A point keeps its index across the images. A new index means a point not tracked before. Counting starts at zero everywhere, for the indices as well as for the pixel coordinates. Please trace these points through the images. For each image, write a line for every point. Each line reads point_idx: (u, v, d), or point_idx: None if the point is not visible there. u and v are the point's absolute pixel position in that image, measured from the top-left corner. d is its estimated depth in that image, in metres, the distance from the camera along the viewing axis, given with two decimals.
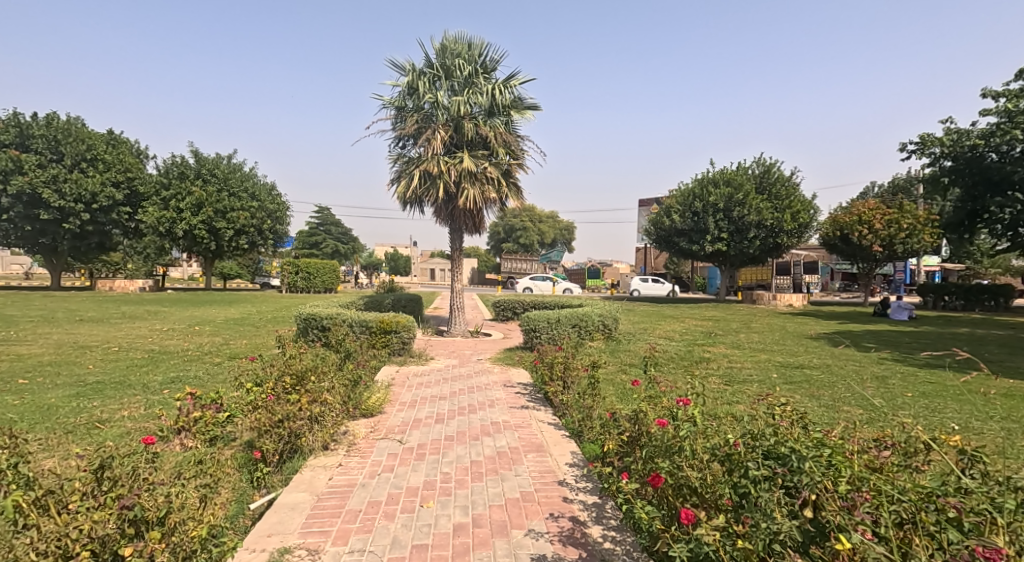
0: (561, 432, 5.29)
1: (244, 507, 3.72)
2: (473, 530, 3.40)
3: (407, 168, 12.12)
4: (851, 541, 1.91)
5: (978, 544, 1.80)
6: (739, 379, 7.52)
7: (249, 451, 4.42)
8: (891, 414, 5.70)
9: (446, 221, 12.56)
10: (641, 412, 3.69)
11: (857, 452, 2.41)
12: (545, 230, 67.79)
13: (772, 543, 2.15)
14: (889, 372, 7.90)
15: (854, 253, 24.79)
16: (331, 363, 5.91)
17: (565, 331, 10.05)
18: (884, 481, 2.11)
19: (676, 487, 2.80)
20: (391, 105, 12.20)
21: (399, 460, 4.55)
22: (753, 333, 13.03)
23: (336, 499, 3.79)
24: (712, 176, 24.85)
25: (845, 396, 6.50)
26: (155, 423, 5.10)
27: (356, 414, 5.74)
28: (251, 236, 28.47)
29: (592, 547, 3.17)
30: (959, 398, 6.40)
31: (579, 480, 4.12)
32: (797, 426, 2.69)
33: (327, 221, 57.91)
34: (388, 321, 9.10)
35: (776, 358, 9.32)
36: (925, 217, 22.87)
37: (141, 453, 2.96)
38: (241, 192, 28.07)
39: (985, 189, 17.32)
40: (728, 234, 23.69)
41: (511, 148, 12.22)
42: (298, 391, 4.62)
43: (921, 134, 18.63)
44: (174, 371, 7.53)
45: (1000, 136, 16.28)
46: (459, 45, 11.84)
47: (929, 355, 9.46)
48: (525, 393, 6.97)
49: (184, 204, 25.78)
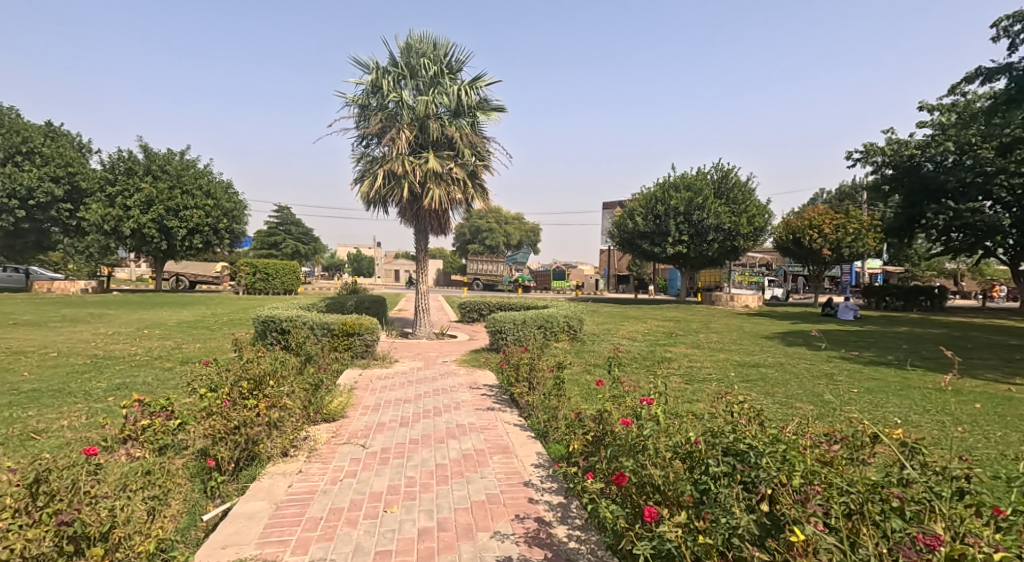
0: (526, 434, 5.28)
1: (196, 518, 3.56)
2: (439, 534, 3.35)
3: (370, 167, 11.91)
4: (804, 533, 1.93)
5: (920, 532, 1.84)
6: (698, 378, 7.70)
7: (202, 461, 4.25)
8: (839, 410, 5.93)
9: (411, 221, 12.39)
10: (605, 412, 3.71)
11: (810, 447, 2.46)
12: (510, 231, 68.28)
13: (731, 538, 2.17)
14: (837, 369, 8.25)
15: (805, 257, 25.71)
16: (290, 366, 5.70)
17: (530, 333, 10.04)
18: (834, 475, 2.18)
19: (640, 485, 2.84)
20: (354, 104, 11.98)
21: (363, 465, 4.45)
22: (711, 334, 13.34)
23: (296, 507, 3.68)
24: (672, 182, 25.40)
25: (797, 393, 6.73)
26: (97, 433, 4.85)
27: (317, 419, 5.59)
28: (206, 235, 27.19)
29: (558, 547, 3.16)
30: (899, 393, 6.72)
31: (545, 480, 4.12)
32: (755, 423, 2.77)
33: (287, 220, 55.77)
34: (351, 323, 8.92)
35: (734, 357, 9.58)
36: (869, 222, 23.83)
37: (82, 465, 2.77)
38: (195, 189, 26.77)
39: (923, 198, 18.32)
40: (688, 237, 24.14)
41: (477, 149, 12.17)
42: (256, 397, 4.46)
43: (865, 142, 19.71)
44: (120, 378, 7.17)
45: (936, 147, 17.82)
46: (424, 44, 11.76)
47: (873, 353, 9.97)
48: (492, 395, 6.92)
49: (131, 202, 24.72)
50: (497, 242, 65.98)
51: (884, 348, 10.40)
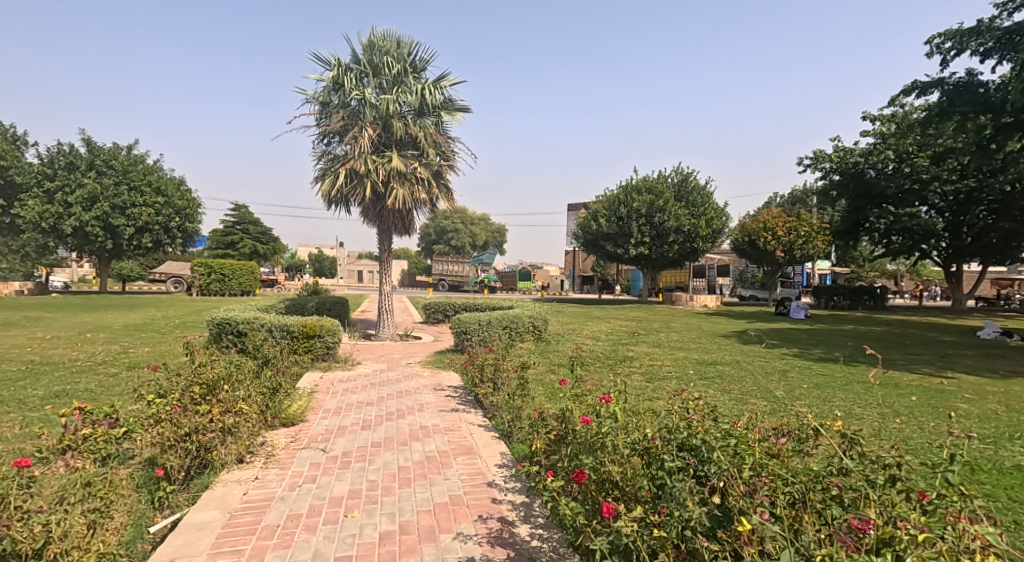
0: (490, 434, 5.28)
1: (143, 530, 3.43)
2: (401, 537, 3.33)
3: (331, 166, 11.69)
4: (751, 522, 1.98)
5: (854, 518, 1.94)
6: (658, 376, 7.87)
7: (150, 470, 4.12)
8: (790, 405, 6.15)
9: (373, 221, 12.25)
10: (567, 411, 3.75)
11: (759, 441, 2.56)
12: (476, 232, 68.23)
13: (684, 529, 2.24)
14: (789, 366, 8.57)
15: (760, 258, 26.53)
16: (246, 370, 5.55)
17: (495, 334, 10.05)
18: (780, 467, 2.27)
19: (599, 482, 2.88)
20: (315, 101, 11.76)
21: (322, 470, 4.37)
22: (671, 333, 13.65)
23: (251, 515, 3.58)
24: (635, 184, 25.84)
25: (752, 389, 6.96)
26: (33, 444, 4.62)
27: (274, 424, 5.46)
28: (155, 234, 26.20)
29: (520, 546, 3.18)
30: (844, 388, 7.03)
31: (508, 480, 4.14)
32: (708, 419, 2.85)
33: (244, 219, 53.93)
34: (311, 325, 8.74)
35: (693, 356, 9.82)
36: (818, 225, 24.83)
37: (14, 479, 2.65)
38: (144, 186, 25.65)
39: (866, 203, 19.39)
40: (650, 239, 24.58)
41: (441, 150, 12.11)
42: (209, 402, 4.32)
43: (815, 149, 20.58)
44: (59, 385, 6.83)
45: (878, 154, 19.16)
46: (387, 42, 11.62)
47: (822, 350, 10.40)
48: (456, 396, 6.90)
49: (72, 199, 23.69)
50: (463, 242, 65.81)
51: (832, 345, 10.86)
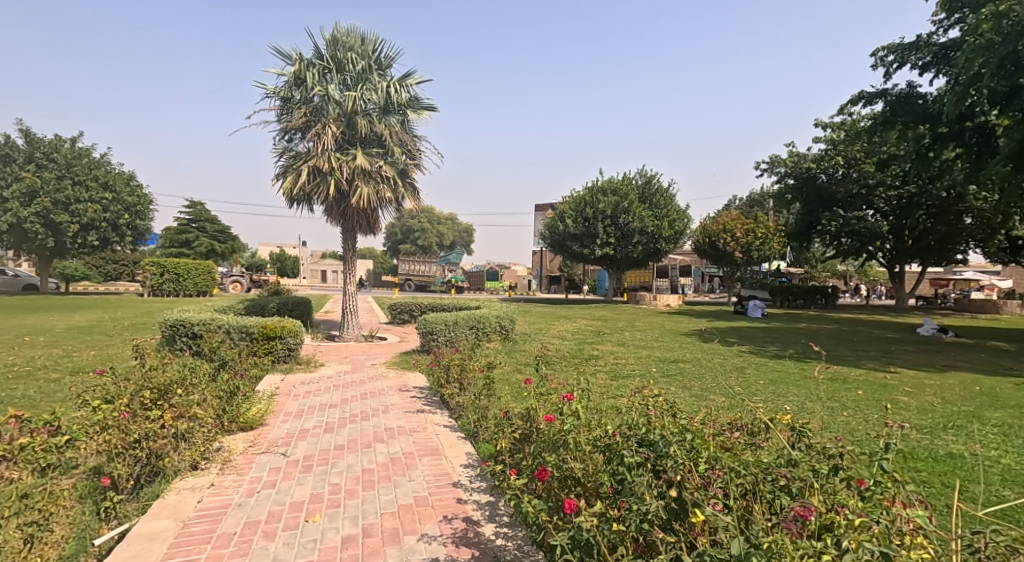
0: (455, 435, 5.27)
1: (86, 543, 3.30)
2: (363, 541, 3.29)
3: (293, 163, 11.43)
4: (705, 514, 2.04)
5: (796, 506, 2.01)
6: (622, 374, 8.00)
7: (95, 479, 3.99)
8: (746, 401, 6.34)
9: (337, 220, 12.05)
10: (532, 411, 3.78)
11: (715, 436, 2.64)
12: (443, 231, 67.87)
13: (641, 523, 2.29)
14: (746, 363, 8.84)
15: (720, 259, 27.16)
16: (202, 374, 5.37)
17: (461, 334, 10.04)
18: (733, 461, 2.35)
19: (562, 479, 2.92)
20: (276, 96, 11.49)
21: (283, 474, 4.28)
22: (635, 331, 13.89)
23: (206, 523, 3.49)
24: (600, 185, 26.15)
25: (711, 386, 7.15)
26: None
27: (232, 428, 5.30)
28: (102, 231, 25.11)
29: (484, 545, 3.19)
30: (798, 384, 7.29)
31: (473, 480, 4.15)
32: (667, 415, 2.92)
33: (201, 217, 52.24)
34: (272, 326, 8.55)
35: (655, 354, 10.02)
36: (774, 227, 25.66)
37: None
38: (89, 180, 24.61)
39: (818, 206, 20.26)
40: (615, 239, 24.93)
41: (407, 148, 11.99)
42: (160, 407, 4.16)
43: (771, 155, 21.29)
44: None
45: (828, 160, 19.91)
46: (351, 38, 11.44)
47: (778, 347, 10.76)
48: (421, 397, 6.86)
49: (9, 193, 22.47)
50: (429, 242, 65.35)
51: (787, 343, 11.26)
